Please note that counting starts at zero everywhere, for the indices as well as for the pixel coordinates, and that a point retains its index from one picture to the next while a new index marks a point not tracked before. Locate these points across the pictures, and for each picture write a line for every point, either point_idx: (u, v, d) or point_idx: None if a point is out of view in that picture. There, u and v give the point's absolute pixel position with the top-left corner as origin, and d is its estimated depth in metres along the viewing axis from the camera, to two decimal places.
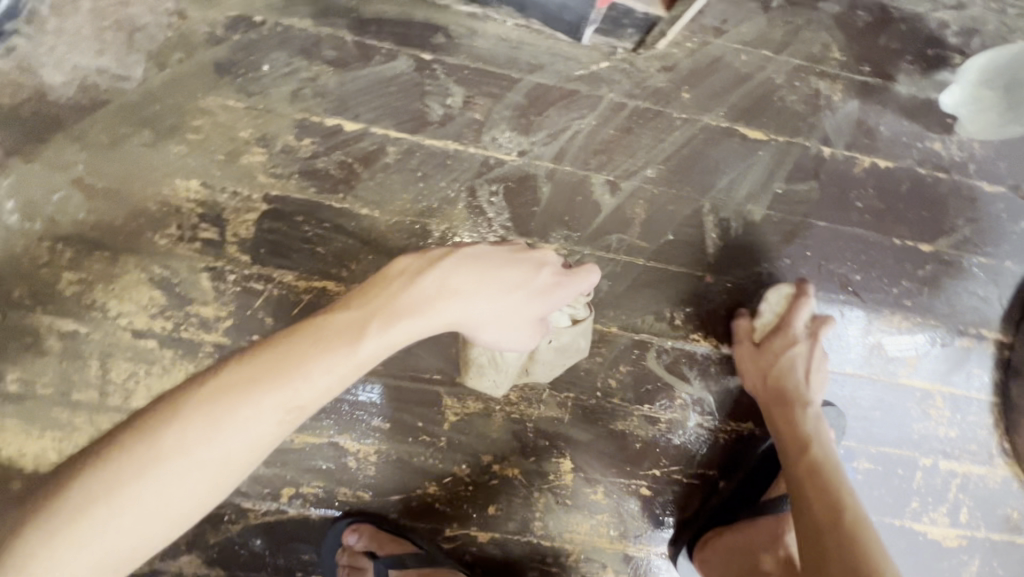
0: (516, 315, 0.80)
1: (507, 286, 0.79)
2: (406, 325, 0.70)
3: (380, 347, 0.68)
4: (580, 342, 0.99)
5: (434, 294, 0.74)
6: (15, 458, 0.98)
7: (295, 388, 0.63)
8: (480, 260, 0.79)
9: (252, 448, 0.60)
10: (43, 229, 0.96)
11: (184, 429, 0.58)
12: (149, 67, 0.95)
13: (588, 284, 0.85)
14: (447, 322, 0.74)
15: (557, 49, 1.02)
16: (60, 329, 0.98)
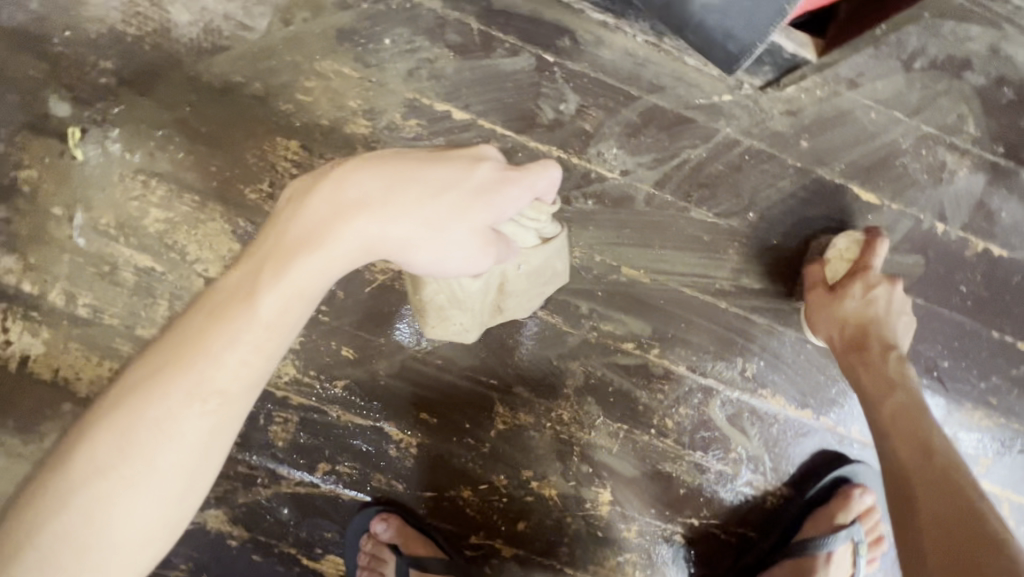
0: (450, 225, 0.64)
1: (429, 189, 0.64)
2: (307, 265, 0.60)
3: (285, 297, 0.59)
4: (557, 263, 0.87)
5: (329, 218, 0.61)
6: (73, 381, 0.99)
7: (201, 375, 0.55)
8: (386, 163, 0.64)
9: (176, 447, 0.53)
10: (140, 162, 0.95)
11: (91, 452, 0.52)
12: (274, 21, 0.94)
13: (546, 178, 0.66)
14: (359, 244, 0.62)
15: (684, 73, 0.98)
16: (137, 263, 0.98)
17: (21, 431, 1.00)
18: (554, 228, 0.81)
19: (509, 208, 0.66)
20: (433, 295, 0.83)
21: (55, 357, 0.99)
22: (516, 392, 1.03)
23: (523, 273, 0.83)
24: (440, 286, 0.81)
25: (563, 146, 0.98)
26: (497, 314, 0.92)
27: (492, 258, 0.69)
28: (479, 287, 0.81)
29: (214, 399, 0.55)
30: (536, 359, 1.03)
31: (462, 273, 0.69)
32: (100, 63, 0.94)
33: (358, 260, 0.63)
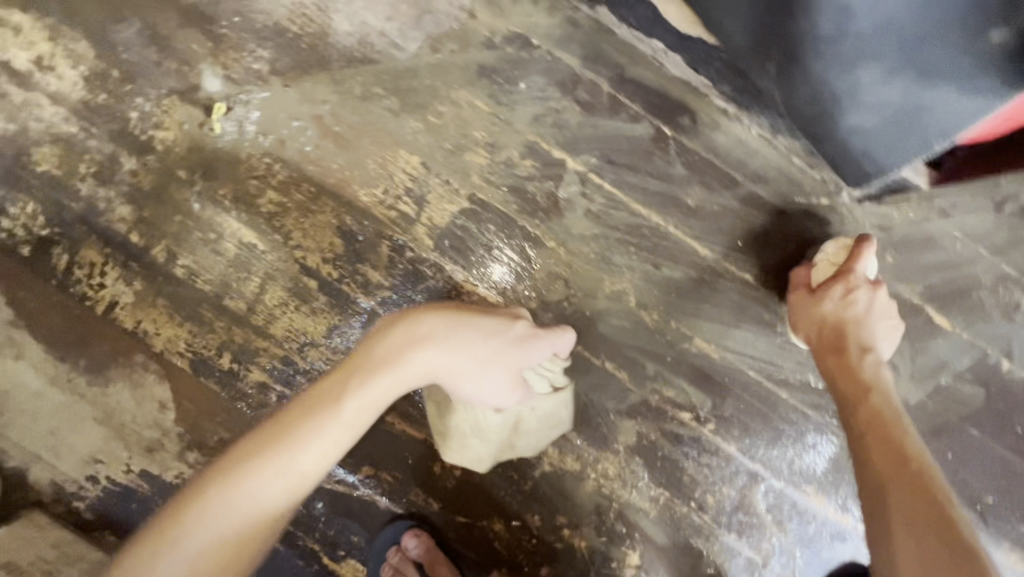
0: (492, 363, 0.88)
1: (482, 333, 0.88)
2: (379, 388, 0.77)
3: (357, 410, 0.75)
4: (563, 412, 1.02)
5: (403, 350, 0.81)
6: (153, 335, 1.03)
7: (264, 480, 0.69)
8: (449, 313, 0.87)
9: (264, 526, 0.69)
10: (269, 147, 1.01)
11: (191, 531, 0.66)
12: (424, 46, 1.01)
13: (563, 341, 0.95)
14: (419, 372, 0.82)
15: (789, 170, 1.03)
16: (242, 238, 1.02)
17: (93, 372, 1.03)
18: (562, 379, 1.01)
19: (534, 356, 0.92)
20: (461, 421, 0.97)
21: (141, 310, 1.03)
22: (568, 437, 1.05)
23: (536, 413, 0.98)
24: (467, 412, 0.96)
25: (662, 213, 1.03)
26: (512, 448, 1.01)
27: (517, 394, 0.92)
28: (501, 420, 0.96)
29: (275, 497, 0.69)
30: (594, 408, 1.05)
31: (490, 401, 0.90)
32: (257, 51, 1.01)
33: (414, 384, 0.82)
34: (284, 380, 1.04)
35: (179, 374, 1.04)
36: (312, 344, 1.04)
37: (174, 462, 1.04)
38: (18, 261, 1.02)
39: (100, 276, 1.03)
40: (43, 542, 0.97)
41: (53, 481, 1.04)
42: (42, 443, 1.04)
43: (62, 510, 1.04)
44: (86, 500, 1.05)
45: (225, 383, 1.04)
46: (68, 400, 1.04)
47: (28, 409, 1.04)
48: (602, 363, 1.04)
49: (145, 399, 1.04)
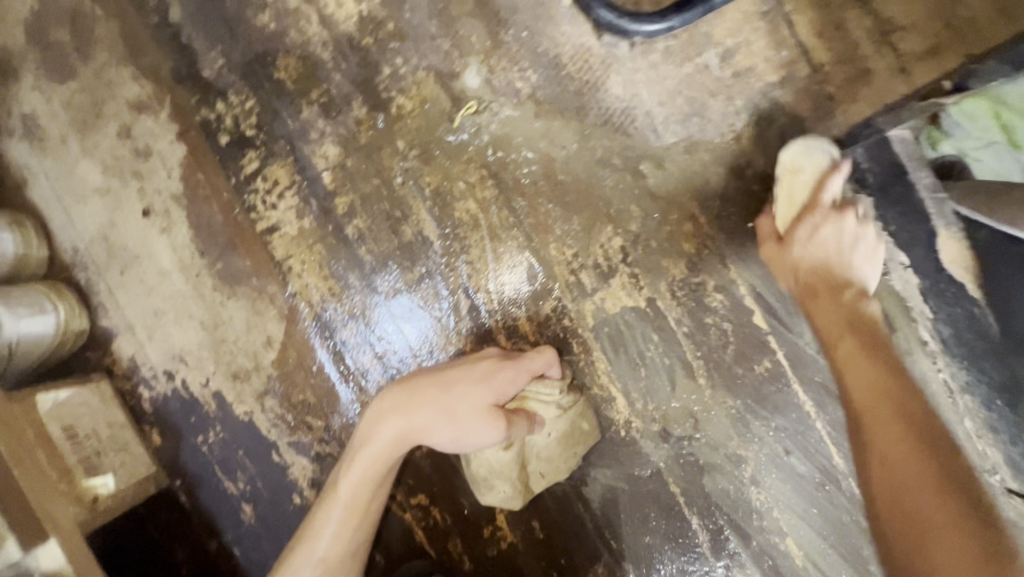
0: (464, 411, 0.88)
1: (444, 386, 0.89)
2: (363, 462, 0.90)
3: (342, 483, 0.91)
4: (581, 423, 0.97)
5: (378, 427, 0.90)
6: (295, 274, 1.01)
7: (311, 548, 0.90)
8: (405, 384, 0.91)
9: (333, 546, 0.90)
10: (492, 161, 1.00)
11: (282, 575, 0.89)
12: (679, 144, 1.00)
13: (537, 362, 0.92)
14: (397, 433, 0.89)
15: (956, 429, 0.97)
16: (423, 229, 1.00)
17: (222, 278, 1.01)
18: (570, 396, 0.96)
19: (510, 387, 0.90)
20: (477, 467, 0.96)
21: (296, 245, 1.01)
22: (623, 567, 1.01)
23: (552, 438, 0.95)
24: (478, 460, 0.95)
25: (820, 405, 0.99)
26: (541, 481, 0.98)
27: (500, 428, 0.88)
28: (513, 456, 0.94)
29: (332, 542, 0.90)
30: (659, 553, 1.01)
31: (484, 443, 0.88)
32: (526, 71, 1.00)
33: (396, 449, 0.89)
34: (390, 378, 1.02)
35: (298, 321, 1.01)
36: (434, 358, 1.01)
37: (251, 398, 1.01)
38: (212, 146, 1.01)
39: (276, 196, 1.01)
40: (103, 416, 0.95)
41: (133, 357, 1.02)
42: (143, 319, 1.02)
43: (126, 389, 1.02)
44: (153, 391, 1.02)
45: (336, 352, 1.01)
46: (186, 292, 1.02)
47: (148, 281, 1.02)
48: (689, 514, 1.00)
49: (256, 327, 1.01)
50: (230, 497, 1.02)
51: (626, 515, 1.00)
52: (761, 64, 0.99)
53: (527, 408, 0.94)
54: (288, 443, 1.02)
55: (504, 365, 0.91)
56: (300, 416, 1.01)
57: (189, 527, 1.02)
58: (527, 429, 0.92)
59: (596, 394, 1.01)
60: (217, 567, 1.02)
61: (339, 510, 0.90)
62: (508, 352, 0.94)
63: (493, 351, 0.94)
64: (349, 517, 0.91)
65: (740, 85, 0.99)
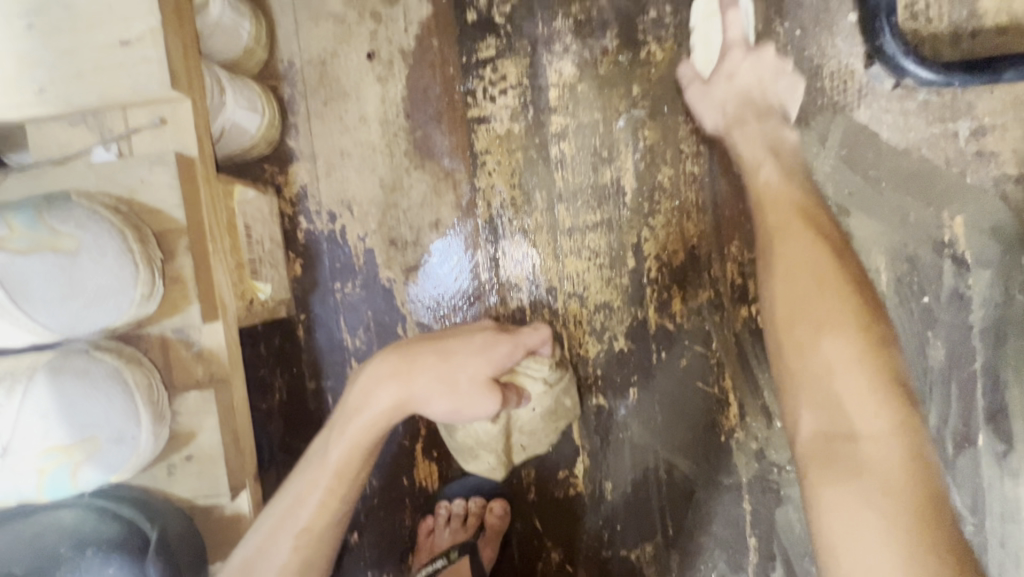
0: (463, 382, 0.81)
1: (443, 357, 0.81)
2: (357, 427, 0.79)
3: (328, 448, 0.79)
4: (565, 400, 0.99)
5: (375, 391, 0.80)
6: (486, 170, 1.01)
7: (290, 516, 0.76)
8: (404, 347, 0.82)
9: (315, 513, 0.77)
10: (712, 139, 0.99)
11: (247, 544, 0.75)
12: (896, 197, 0.99)
13: (531, 338, 0.88)
14: (398, 400, 0.79)
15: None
16: (622, 177, 1.00)
17: (416, 146, 1.02)
18: (556, 375, 0.97)
19: (505, 362, 0.84)
20: (464, 437, 0.98)
21: (498, 144, 1.01)
22: (669, 554, 1.05)
23: (536, 413, 0.97)
24: (467, 430, 0.97)
25: None
26: (522, 450, 1.02)
27: (495, 402, 0.82)
28: (500, 428, 0.97)
29: (314, 515, 0.77)
30: (707, 555, 1.05)
31: (478, 417, 0.82)
32: (783, 68, 0.98)
33: (394, 417, 0.79)
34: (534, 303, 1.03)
35: (471, 214, 1.02)
36: (580, 301, 1.02)
37: (397, 268, 1.03)
38: (457, 19, 1.00)
39: (497, 90, 1.01)
40: (269, 228, 0.97)
41: (305, 186, 1.03)
42: (328, 155, 1.03)
43: (287, 213, 1.04)
44: (312, 226, 1.04)
45: (493, 259, 1.02)
46: (378, 147, 1.02)
47: (346, 122, 1.02)
48: (748, 533, 1.04)
49: (429, 205, 1.02)
50: (343, 349, 1.05)
51: (694, 509, 1.04)
52: (1007, 153, 0.97)
53: (517, 381, 0.93)
54: (413, 323, 1.04)
55: (505, 337, 0.85)
56: (437, 303, 1.03)
57: (295, 360, 1.05)
58: (516, 402, 0.90)
59: (715, 394, 1.02)
60: (307, 407, 1.06)
61: (327, 478, 0.78)
62: (501, 326, 0.89)
63: (487, 324, 0.88)
64: (336, 491, 0.78)
65: (977, 165, 0.98)
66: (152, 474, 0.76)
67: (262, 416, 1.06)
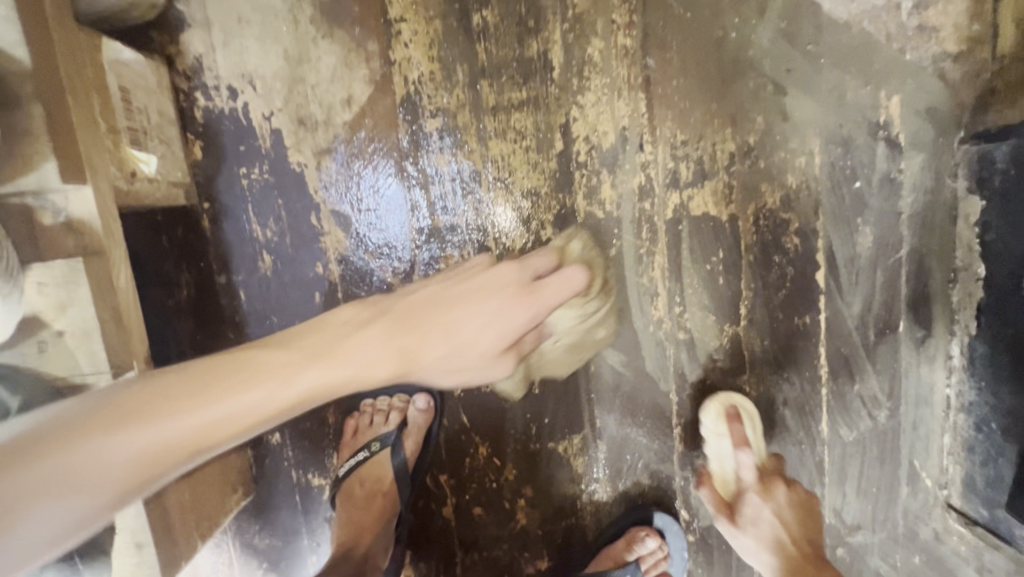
0: (486, 337, 0.75)
1: (487, 303, 0.75)
2: (385, 330, 0.72)
3: (365, 350, 0.70)
4: (596, 331, 0.95)
5: (420, 322, 0.73)
6: (401, 40, 0.92)
7: (242, 390, 0.62)
8: (456, 289, 0.76)
9: (273, 400, 0.63)
10: (646, 8, 0.92)
11: (160, 397, 0.58)
12: (835, 75, 0.94)
13: (571, 284, 0.78)
14: (398, 366, 0.71)
15: (932, 440, 1.05)
16: (550, 51, 0.93)
17: (323, 12, 0.92)
18: (596, 305, 0.91)
19: (537, 320, 0.77)
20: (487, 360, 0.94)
21: (413, 11, 0.92)
22: (596, 445, 1.05)
23: (559, 345, 0.93)
24: None
25: (832, 373, 1.03)
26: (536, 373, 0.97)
27: (502, 366, 0.78)
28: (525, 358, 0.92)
29: (271, 400, 0.63)
30: (633, 446, 1.05)
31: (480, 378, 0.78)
32: None
33: (418, 357, 0.72)
34: (505, 221, 0.98)
35: (386, 91, 0.93)
36: (506, 188, 0.97)
37: (308, 151, 0.95)
38: None
39: None
40: (156, 99, 0.87)
41: (200, 58, 0.93)
42: (223, 20, 0.92)
43: (181, 88, 0.93)
44: (210, 103, 0.94)
45: (412, 141, 0.95)
46: (279, 12, 0.91)
47: None
48: (675, 423, 1.05)
49: (340, 80, 0.93)
50: (254, 241, 0.98)
51: (621, 402, 1.04)
52: (948, 28, 0.93)
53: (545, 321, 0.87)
54: (329, 212, 0.97)
55: (537, 300, 0.77)
56: (353, 190, 0.96)
57: (201, 253, 0.98)
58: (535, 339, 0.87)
59: (644, 285, 1.00)
60: (218, 303, 0.99)
61: (328, 364, 0.68)
62: (530, 272, 0.79)
63: (509, 274, 0.77)
64: (350, 377, 0.69)
65: (918, 41, 0.93)
66: (21, 350, 0.70)
67: (170, 313, 0.99)
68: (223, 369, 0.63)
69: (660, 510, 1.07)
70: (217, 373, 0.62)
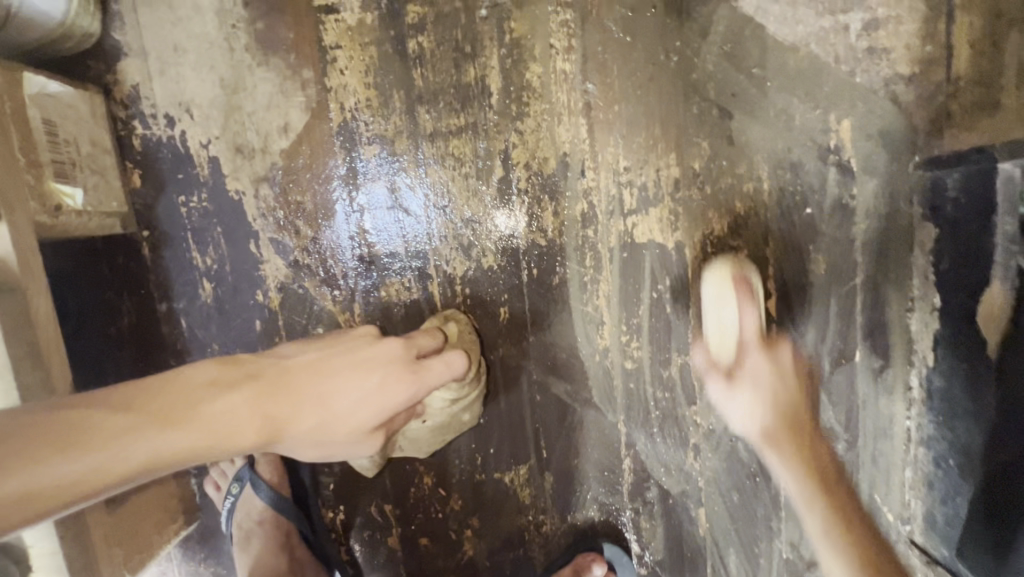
0: (353, 414, 0.72)
1: (366, 372, 0.74)
2: (297, 379, 0.72)
3: (227, 420, 0.67)
4: (463, 415, 0.95)
5: (320, 372, 0.73)
6: (337, 67, 0.91)
7: (139, 435, 0.62)
8: (347, 342, 0.77)
9: (184, 439, 0.64)
10: (584, 32, 0.90)
11: (81, 424, 0.60)
12: (782, 98, 0.91)
13: (450, 369, 0.80)
14: (261, 435, 0.68)
15: (894, 473, 1.01)
16: (488, 76, 0.91)
17: (258, 40, 0.91)
18: (461, 393, 0.91)
19: (418, 395, 0.77)
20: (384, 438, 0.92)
21: (348, 38, 0.91)
22: (543, 476, 1.03)
23: (427, 425, 0.93)
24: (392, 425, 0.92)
25: None
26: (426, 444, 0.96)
27: (371, 446, 0.76)
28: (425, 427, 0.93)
29: (183, 440, 0.64)
30: (582, 477, 1.03)
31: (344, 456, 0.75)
32: None
33: (311, 415, 0.71)
34: (470, 250, 0.96)
35: (323, 118, 0.93)
36: (446, 215, 0.95)
37: (247, 179, 0.94)
38: None
39: None
40: (89, 130, 0.87)
41: (137, 86, 0.92)
42: (160, 49, 0.91)
43: (120, 117, 0.93)
44: (148, 131, 0.93)
45: (349, 167, 0.94)
46: (215, 40, 0.91)
47: (178, 12, 0.91)
48: (624, 454, 1.02)
49: (277, 108, 0.92)
50: (193, 268, 0.97)
51: (567, 432, 1.01)
52: (900, 49, 0.90)
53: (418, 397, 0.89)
54: (268, 239, 0.96)
55: (410, 377, 0.76)
56: (290, 217, 0.95)
57: (141, 281, 0.97)
58: (404, 422, 0.84)
59: (589, 313, 0.98)
60: (159, 331, 0.98)
61: (244, 406, 0.68)
62: (414, 353, 0.80)
63: (395, 351, 0.77)
64: (215, 442, 0.66)
65: (868, 63, 0.90)
66: None
67: (110, 342, 0.98)
68: (71, 424, 0.60)
69: (610, 540, 1.04)
70: (53, 434, 0.58)
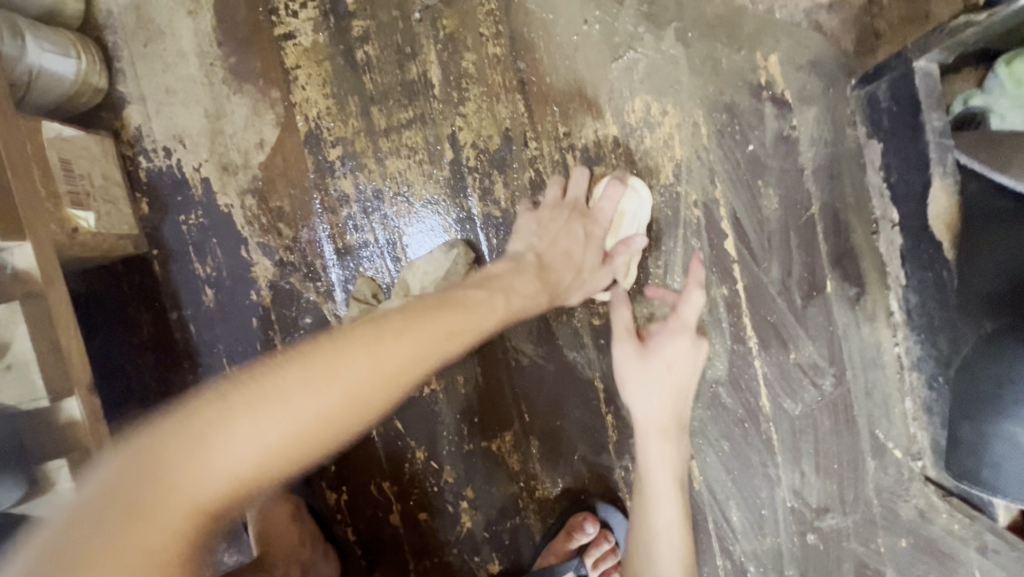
0: (616, 263, 0.96)
1: (603, 231, 0.95)
2: (535, 276, 0.89)
3: (489, 309, 0.79)
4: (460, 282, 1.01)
5: (548, 262, 0.91)
6: (299, 85, 1.04)
7: (444, 347, 0.69)
8: (558, 225, 0.95)
9: (462, 315, 0.74)
10: (509, 18, 0.99)
11: (398, 342, 0.64)
12: (705, 46, 0.95)
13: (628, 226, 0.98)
14: (550, 297, 0.90)
15: (893, 407, 0.97)
16: (429, 70, 1.01)
17: (232, 73, 1.05)
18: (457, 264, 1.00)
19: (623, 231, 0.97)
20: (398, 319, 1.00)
21: (306, 58, 1.03)
22: (530, 441, 1.05)
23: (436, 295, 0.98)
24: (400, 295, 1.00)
25: (763, 343, 0.98)
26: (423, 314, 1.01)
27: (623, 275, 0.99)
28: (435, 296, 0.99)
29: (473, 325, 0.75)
30: (568, 439, 1.04)
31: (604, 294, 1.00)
32: None
33: (573, 280, 0.93)
34: (431, 231, 1.04)
35: (292, 130, 1.05)
36: (406, 200, 1.04)
37: (234, 193, 1.07)
38: None
39: (298, 5, 1.03)
40: (100, 167, 1.02)
41: (140, 127, 1.08)
42: (155, 94, 1.07)
43: (128, 155, 1.09)
44: (151, 164, 1.09)
45: (319, 171, 1.05)
46: (197, 79, 1.06)
47: (166, 60, 1.07)
48: (605, 412, 1.03)
49: (253, 127, 1.05)
50: (196, 278, 1.09)
51: (548, 394, 1.04)
52: None
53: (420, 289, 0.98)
54: (257, 245, 1.07)
55: (551, 295, 0.90)
56: (273, 224, 1.06)
57: (155, 295, 1.10)
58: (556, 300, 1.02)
59: None
60: (172, 338, 1.10)
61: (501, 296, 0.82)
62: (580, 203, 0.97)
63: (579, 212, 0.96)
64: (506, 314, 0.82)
65: None
66: None
67: (133, 350, 1.10)
68: (374, 328, 0.63)
69: (604, 501, 1.05)
70: (380, 347, 0.62)
